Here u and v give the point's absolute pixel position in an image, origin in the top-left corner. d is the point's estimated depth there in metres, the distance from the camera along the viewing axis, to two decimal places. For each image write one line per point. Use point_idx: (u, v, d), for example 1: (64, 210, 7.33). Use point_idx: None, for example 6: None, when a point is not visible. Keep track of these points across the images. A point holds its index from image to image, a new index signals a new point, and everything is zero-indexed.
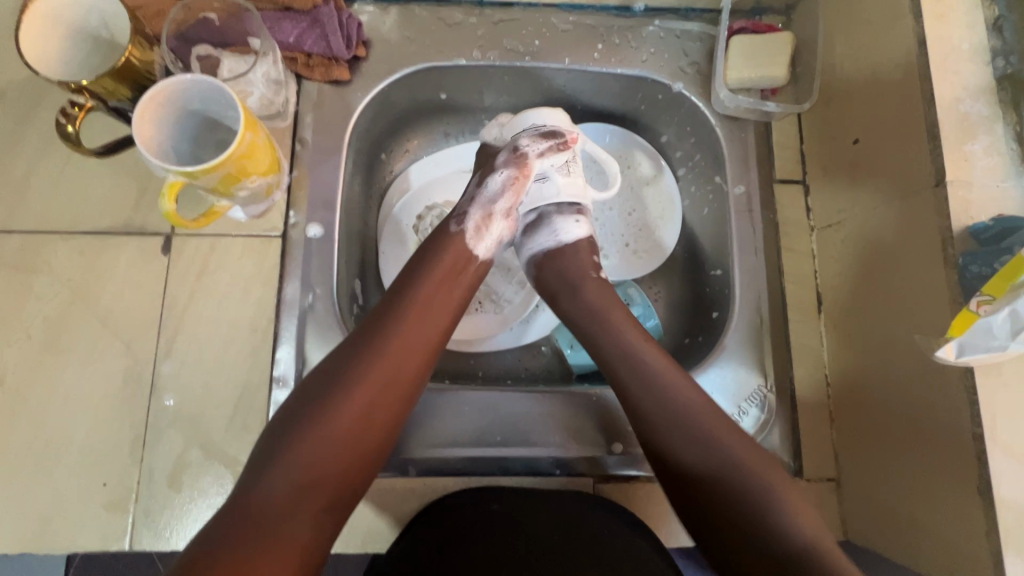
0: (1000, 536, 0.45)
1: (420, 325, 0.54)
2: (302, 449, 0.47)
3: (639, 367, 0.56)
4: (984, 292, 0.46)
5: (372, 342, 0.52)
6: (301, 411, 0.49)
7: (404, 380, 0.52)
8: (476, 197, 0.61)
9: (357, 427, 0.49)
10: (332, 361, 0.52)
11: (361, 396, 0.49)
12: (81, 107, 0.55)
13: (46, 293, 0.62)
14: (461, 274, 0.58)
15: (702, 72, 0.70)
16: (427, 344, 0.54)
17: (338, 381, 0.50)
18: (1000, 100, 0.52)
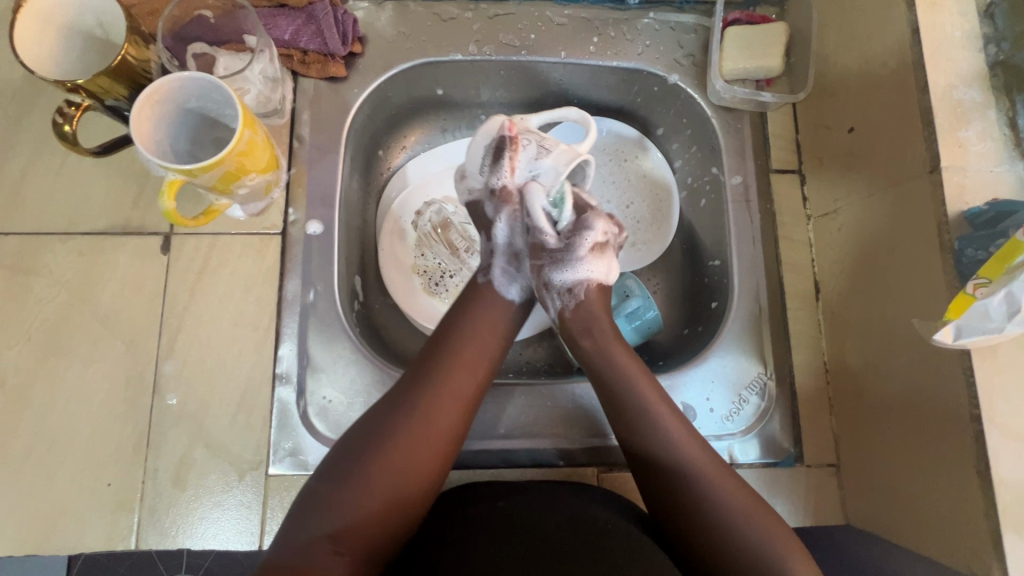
0: (999, 515, 0.46)
1: (465, 377, 0.56)
2: (353, 495, 0.48)
3: (621, 382, 0.58)
4: (980, 275, 0.47)
5: (416, 392, 0.54)
6: (349, 459, 0.50)
7: (444, 431, 0.53)
8: (494, 247, 0.64)
9: (404, 476, 0.50)
10: (379, 409, 0.53)
11: (412, 446, 0.51)
12: (77, 107, 0.55)
13: (45, 295, 0.61)
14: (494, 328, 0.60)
15: (698, 64, 0.71)
16: (466, 395, 0.55)
17: (383, 430, 0.52)
18: (993, 86, 0.53)
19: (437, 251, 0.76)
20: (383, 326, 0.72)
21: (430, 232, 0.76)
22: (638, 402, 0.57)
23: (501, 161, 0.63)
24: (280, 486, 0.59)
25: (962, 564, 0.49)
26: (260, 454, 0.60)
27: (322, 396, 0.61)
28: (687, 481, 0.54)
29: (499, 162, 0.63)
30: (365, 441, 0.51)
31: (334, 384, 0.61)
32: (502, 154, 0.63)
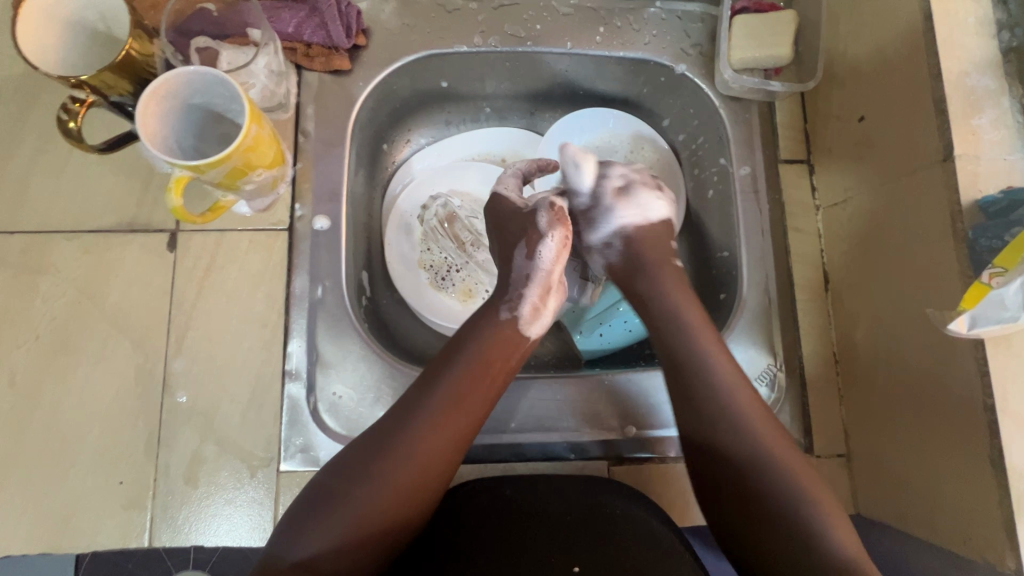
0: (1012, 504, 0.46)
1: (458, 419, 0.52)
2: (329, 531, 0.47)
3: (684, 357, 0.56)
4: (996, 264, 0.47)
5: (400, 429, 0.51)
6: (333, 490, 0.49)
7: (429, 479, 0.50)
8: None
9: (381, 520, 0.48)
10: (365, 439, 0.52)
11: (393, 484, 0.49)
12: (81, 103, 0.54)
13: (52, 293, 0.61)
14: (500, 370, 0.56)
15: (705, 54, 0.70)
16: (457, 445, 0.52)
17: (364, 471, 0.49)
18: (1006, 72, 0.52)
19: (443, 245, 0.75)
20: (391, 321, 0.71)
21: (436, 226, 0.75)
22: (701, 372, 0.55)
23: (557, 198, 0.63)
24: (292, 482, 0.59)
25: (974, 553, 0.49)
26: (272, 451, 0.60)
27: (332, 391, 0.60)
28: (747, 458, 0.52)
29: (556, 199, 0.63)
30: (350, 473, 0.49)
31: (343, 380, 0.60)
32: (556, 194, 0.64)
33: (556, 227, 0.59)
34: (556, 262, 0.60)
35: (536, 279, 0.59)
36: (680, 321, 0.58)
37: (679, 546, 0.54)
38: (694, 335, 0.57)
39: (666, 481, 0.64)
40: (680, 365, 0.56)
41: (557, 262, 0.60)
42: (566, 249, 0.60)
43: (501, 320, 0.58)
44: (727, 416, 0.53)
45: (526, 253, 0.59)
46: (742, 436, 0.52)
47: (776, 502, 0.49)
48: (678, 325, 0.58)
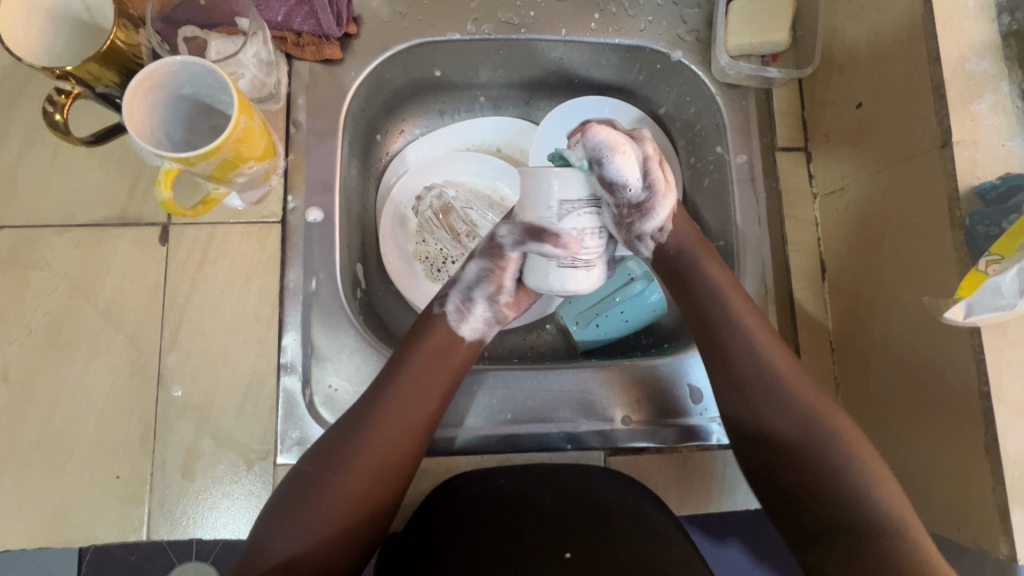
0: (1006, 491, 0.46)
1: (417, 397, 0.55)
2: (306, 523, 0.49)
3: (723, 329, 0.59)
4: (994, 251, 0.47)
5: (364, 416, 0.53)
6: (310, 478, 0.51)
7: (399, 454, 0.53)
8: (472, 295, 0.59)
9: (361, 493, 0.51)
10: (332, 432, 0.54)
11: (362, 470, 0.51)
12: (67, 95, 0.53)
13: (44, 288, 0.61)
14: (455, 348, 0.58)
15: (702, 40, 0.69)
16: (422, 417, 0.55)
17: (336, 456, 0.52)
18: (1006, 57, 0.51)
19: (438, 237, 0.75)
20: (386, 314, 0.71)
21: (431, 217, 0.75)
22: (743, 342, 0.58)
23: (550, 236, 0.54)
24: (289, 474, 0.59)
25: (968, 539, 0.50)
26: (268, 444, 0.60)
27: (328, 383, 0.60)
28: (806, 424, 0.55)
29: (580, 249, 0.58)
30: (322, 460, 0.52)
31: (339, 372, 0.60)
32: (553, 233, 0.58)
33: (485, 257, 0.57)
34: (481, 284, 0.59)
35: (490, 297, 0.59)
36: (730, 316, 0.59)
37: (678, 533, 0.54)
38: (740, 331, 0.58)
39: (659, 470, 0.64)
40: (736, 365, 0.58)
41: (482, 284, 0.59)
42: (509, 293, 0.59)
43: (432, 316, 0.59)
44: (765, 380, 0.56)
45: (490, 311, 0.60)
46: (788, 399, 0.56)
47: (834, 465, 0.53)
48: (734, 322, 0.58)
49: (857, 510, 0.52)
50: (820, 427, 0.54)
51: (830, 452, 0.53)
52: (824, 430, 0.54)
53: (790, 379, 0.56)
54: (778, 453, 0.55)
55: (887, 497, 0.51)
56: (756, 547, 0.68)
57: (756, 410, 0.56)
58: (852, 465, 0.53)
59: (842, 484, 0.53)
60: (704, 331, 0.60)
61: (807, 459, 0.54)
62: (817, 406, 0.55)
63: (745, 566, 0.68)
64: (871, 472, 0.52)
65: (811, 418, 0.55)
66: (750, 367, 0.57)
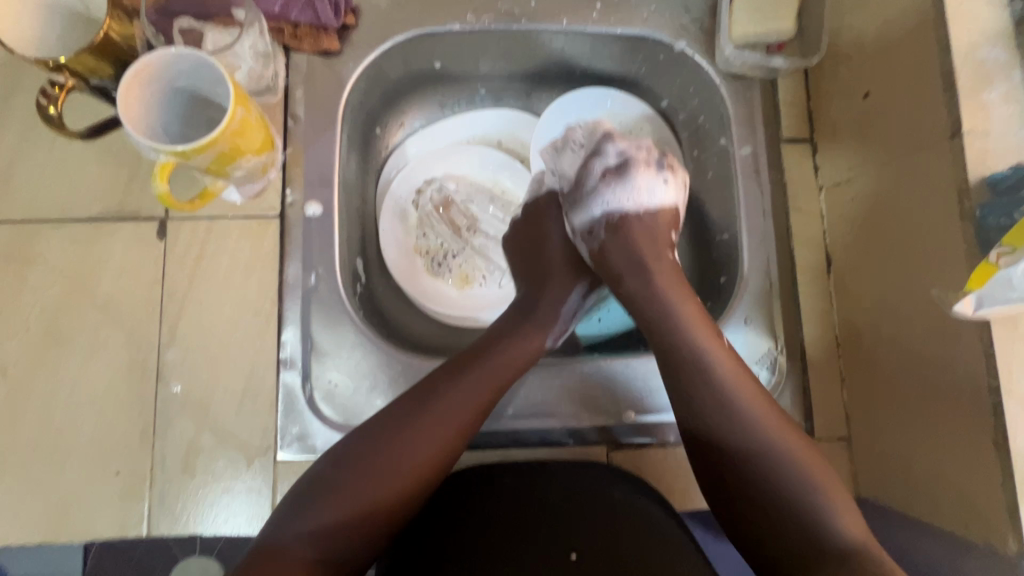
0: (1016, 487, 0.45)
1: (467, 400, 0.54)
2: (335, 514, 0.49)
3: (664, 330, 0.57)
4: (1005, 243, 0.45)
5: (416, 409, 0.53)
6: (337, 473, 0.51)
7: (438, 455, 0.52)
8: (577, 310, 0.65)
9: (390, 491, 0.50)
10: (374, 426, 0.53)
11: (400, 466, 0.51)
12: (61, 88, 0.52)
13: (42, 284, 0.60)
14: (519, 357, 0.59)
15: (706, 29, 0.68)
16: (466, 422, 0.54)
17: (372, 447, 0.51)
18: (1019, 43, 0.50)
19: (438, 231, 0.74)
20: (387, 309, 0.70)
21: (431, 212, 0.74)
22: (683, 348, 0.56)
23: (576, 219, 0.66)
24: (290, 470, 0.58)
25: (975, 535, 0.49)
26: (268, 439, 0.59)
27: (328, 379, 0.59)
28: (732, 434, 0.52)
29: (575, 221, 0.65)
30: (355, 456, 0.51)
31: (339, 368, 0.59)
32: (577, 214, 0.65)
33: (578, 248, 0.64)
34: (554, 270, 0.65)
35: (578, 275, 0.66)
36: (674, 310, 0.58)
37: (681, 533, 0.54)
38: (686, 318, 0.57)
39: (661, 467, 0.64)
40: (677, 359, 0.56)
41: (554, 270, 0.65)
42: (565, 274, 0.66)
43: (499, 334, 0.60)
44: (707, 385, 0.54)
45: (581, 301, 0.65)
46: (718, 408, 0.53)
47: (769, 478, 0.50)
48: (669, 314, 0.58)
49: (804, 509, 0.49)
50: (755, 437, 0.52)
51: (772, 449, 0.51)
52: (762, 439, 0.52)
53: (745, 387, 0.54)
54: (720, 465, 0.52)
55: (836, 505, 0.49)
56: None
57: (726, 400, 0.54)
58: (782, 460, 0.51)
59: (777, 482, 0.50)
60: (649, 337, 0.58)
61: (745, 473, 0.51)
62: (743, 414, 0.53)
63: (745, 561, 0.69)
64: (803, 475, 0.50)
65: (735, 426, 0.52)
66: (696, 373, 0.55)
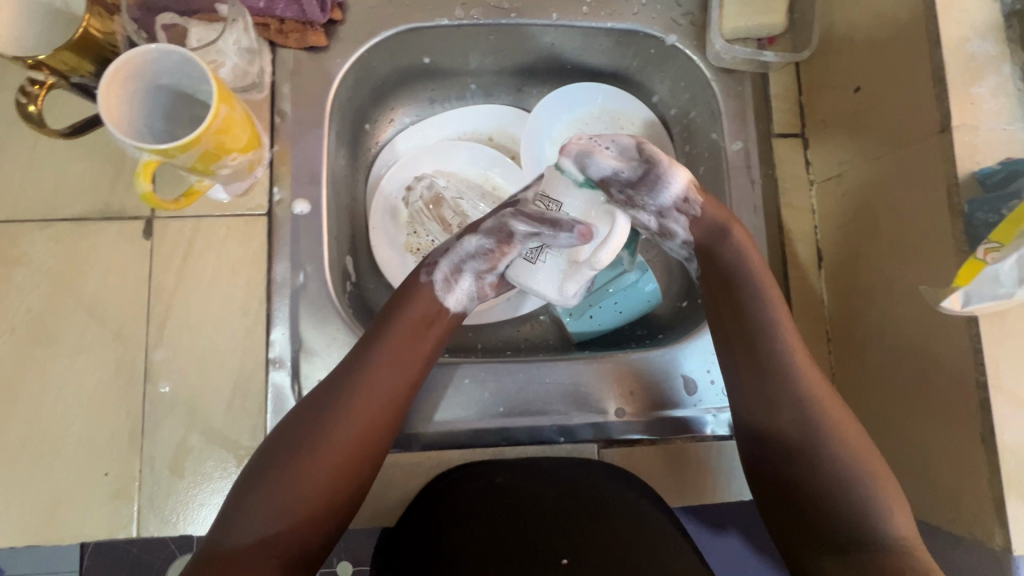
0: (1002, 482, 0.45)
1: (386, 376, 0.53)
2: (271, 505, 0.48)
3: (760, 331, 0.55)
4: (992, 239, 0.46)
5: (331, 393, 0.52)
6: (268, 463, 0.49)
7: (361, 434, 0.51)
8: (452, 247, 0.58)
9: (320, 478, 0.49)
10: (302, 408, 0.52)
11: (321, 452, 0.49)
12: (41, 86, 0.52)
13: (27, 284, 0.60)
14: (430, 326, 0.57)
15: (696, 23, 0.67)
16: (388, 395, 0.53)
17: (296, 439, 0.50)
18: (1008, 37, 0.50)
19: (429, 228, 0.73)
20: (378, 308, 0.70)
21: (422, 208, 0.73)
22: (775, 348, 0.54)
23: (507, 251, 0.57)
24: None
25: (962, 527, 0.49)
26: (257, 439, 0.59)
27: (317, 378, 0.59)
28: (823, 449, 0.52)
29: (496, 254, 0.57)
30: (281, 445, 0.50)
31: (329, 366, 0.59)
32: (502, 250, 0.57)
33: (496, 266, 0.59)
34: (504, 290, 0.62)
35: (484, 254, 0.57)
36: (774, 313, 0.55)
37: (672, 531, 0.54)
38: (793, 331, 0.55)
39: (654, 462, 0.64)
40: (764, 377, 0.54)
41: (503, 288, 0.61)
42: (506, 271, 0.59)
43: (417, 285, 0.57)
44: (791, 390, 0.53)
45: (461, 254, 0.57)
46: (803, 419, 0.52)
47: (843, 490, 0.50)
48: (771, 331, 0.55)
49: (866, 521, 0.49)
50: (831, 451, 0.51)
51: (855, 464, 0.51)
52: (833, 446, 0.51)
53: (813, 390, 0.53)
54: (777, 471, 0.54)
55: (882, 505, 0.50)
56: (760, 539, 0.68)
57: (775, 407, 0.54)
58: (861, 477, 0.50)
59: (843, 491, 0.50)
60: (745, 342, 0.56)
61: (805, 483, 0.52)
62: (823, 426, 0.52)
63: (740, 558, 0.70)
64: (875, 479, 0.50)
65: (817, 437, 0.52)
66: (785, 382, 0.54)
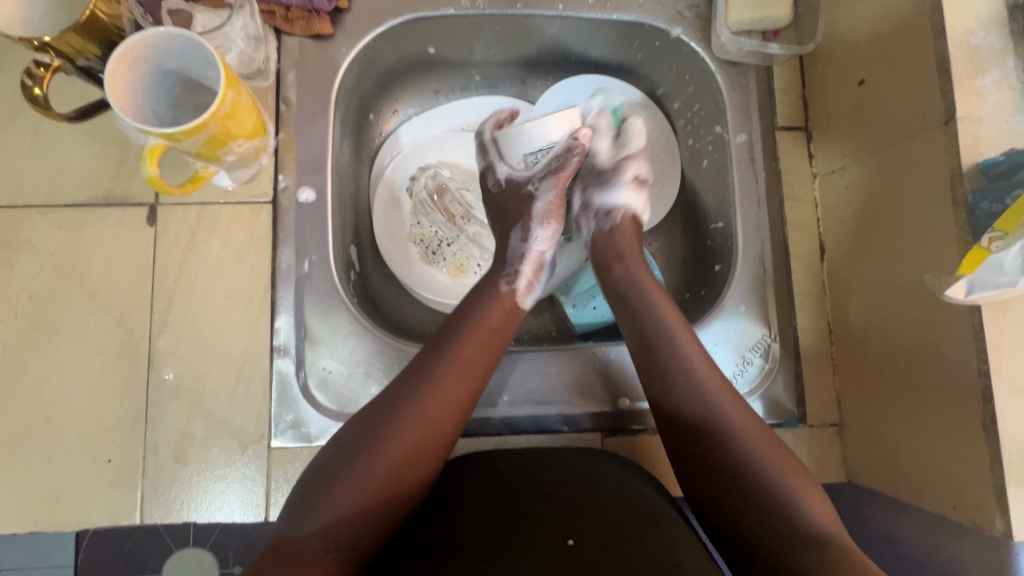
0: (1003, 469, 0.46)
1: (466, 372, 0.54)
2: (340, 500, 0.47)
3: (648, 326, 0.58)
4: (996, 228, 0.46)
5: (413, 385, 0.52)
6: (339, 461, 0.49)
7: (441, 427, 0.52)
8: (525, 254, 0.63)
9: (398, 470, 0.49)
10: (382, 399, 0.52)
11: (400, 445, 0.49)
12: (46, 68, 0.51)
13: (29, 271, 0.59)
14: (507, 326, 0.59)
15: (702, 16, 0.67)
16: (468, 393, 0.54)
17: (375, 430, 0.50)
18: (1012, 31, 0.50)
19: (433, 219, 0.74)
20: (382, 297, 0.70)
21: (425, 199, 0.74)
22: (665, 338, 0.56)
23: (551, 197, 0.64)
24: (284, 457, 0.58)
25: (962, 515, 0.50)
26: (262, 427, 0.59)
27: (322, 366, 0.59)
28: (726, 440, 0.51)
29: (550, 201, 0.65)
30: (357, 444, 0.50)
31: (333, 355, 0.59)
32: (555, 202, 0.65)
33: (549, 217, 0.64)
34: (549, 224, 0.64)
35: (546, 219, 0.64)
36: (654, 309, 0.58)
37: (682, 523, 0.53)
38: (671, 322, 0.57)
39: (657, 453, 0.64)
40: (664, 373, 0.55)
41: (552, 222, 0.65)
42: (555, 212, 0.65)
43: (500, 292, 0.60)
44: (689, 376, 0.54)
45: (539, 249, 0.63)
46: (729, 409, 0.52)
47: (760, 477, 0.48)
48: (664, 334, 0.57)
49: (780, 514, 0.47)
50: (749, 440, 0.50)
51: (758, 458, 0.49)
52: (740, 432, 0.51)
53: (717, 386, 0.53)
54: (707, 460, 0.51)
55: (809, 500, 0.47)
56: None
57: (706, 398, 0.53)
58: (773, 473, 0.48)
59: (764, 486, 0.48)
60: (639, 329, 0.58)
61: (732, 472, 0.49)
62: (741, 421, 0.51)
63: None
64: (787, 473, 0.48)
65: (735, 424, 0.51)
66: (672, 367, 0.55)
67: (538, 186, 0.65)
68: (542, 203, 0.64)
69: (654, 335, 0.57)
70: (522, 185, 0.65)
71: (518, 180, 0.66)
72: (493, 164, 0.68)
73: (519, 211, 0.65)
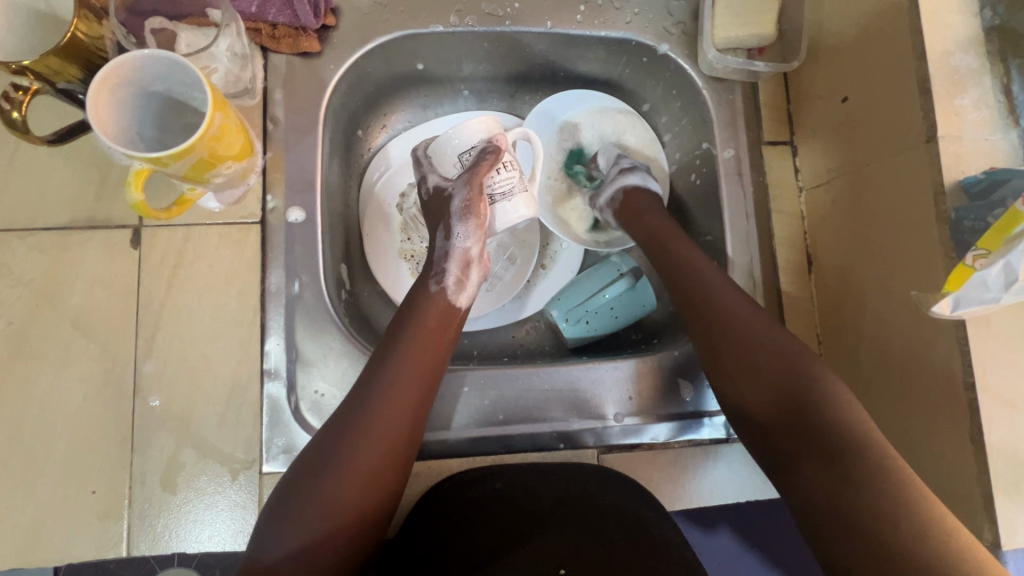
0: (990, 480, 0.47)
1: (408, 380, 0.53)
2: (302, 524, 0.46)
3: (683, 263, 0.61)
4: (980, 246, 0.47)
5: (355, 404, 0.51)
6: (301, 483, 0.48)
7: (391, 438, 0.50)
8: (449, 251, 0.59)
9: (355, 489, 0.48)
10: (330, 425, 0.51)
11: (353, 464, 0.48)
12: (25, 91, 0.50)
13: (7, 297, 0.58)
14: (446, 330, 0.57)
15: (688, 33, 0.68)
16: (415, 399, 0.52)
17: (326, 456, 0.49)
18: (988, 51, 0.52)
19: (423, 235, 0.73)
20: (372, 316, 0.69)
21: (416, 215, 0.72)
22: (696, 275, 0.60)
23: (462, 203, 0.58)
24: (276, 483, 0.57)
25: None
26: (253, 453, 0.58)
27: (314, 389, 0.58)
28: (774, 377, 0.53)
29: (464, 217, 0.58)
30: (315, 466, 0.49)
31: (326, 377, 0.58)
32: (469, 219, 0.57)
33: (467, 218, 0.57)
34: (471, 238, 0.58)
35: (467, 215, 0.57)
36: (688, 261, 0.61)
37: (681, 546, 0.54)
38: (699, 268, 0.60)
39: (652, 465, 0.64)
40: (702, 311, 0.58)
41: (472, 238, 0.58)
42: (479, 221, 0.57)
43: (428, 295, 0.58)
44: (717, 318, 0.57)
45: (463, 246, 0.58)
46: (757, 343, 0.55)
47: (814, 410, 0.51)
48: (707, 287, 0.59)
49: (842, 446, 0.49)
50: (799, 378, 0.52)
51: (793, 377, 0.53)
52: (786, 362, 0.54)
53: (748, 325, 0.56)
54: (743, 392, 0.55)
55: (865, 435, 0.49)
56: (746, 536, 0.73)
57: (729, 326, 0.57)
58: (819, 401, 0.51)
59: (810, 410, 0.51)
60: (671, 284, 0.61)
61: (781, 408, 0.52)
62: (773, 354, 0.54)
63: (730, 552, 0.73)
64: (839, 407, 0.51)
65: (770, 360, 0.54)
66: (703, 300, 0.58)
67: (455, 184, 0.59)
68: (459, 199, 0.58)
69: (685, 277, 0.60)
70: (445, 188, 0.60)
71: (444, 185, 0.60)
72: (425, 175, 0.62)
73: (442, 210, 0.60)
